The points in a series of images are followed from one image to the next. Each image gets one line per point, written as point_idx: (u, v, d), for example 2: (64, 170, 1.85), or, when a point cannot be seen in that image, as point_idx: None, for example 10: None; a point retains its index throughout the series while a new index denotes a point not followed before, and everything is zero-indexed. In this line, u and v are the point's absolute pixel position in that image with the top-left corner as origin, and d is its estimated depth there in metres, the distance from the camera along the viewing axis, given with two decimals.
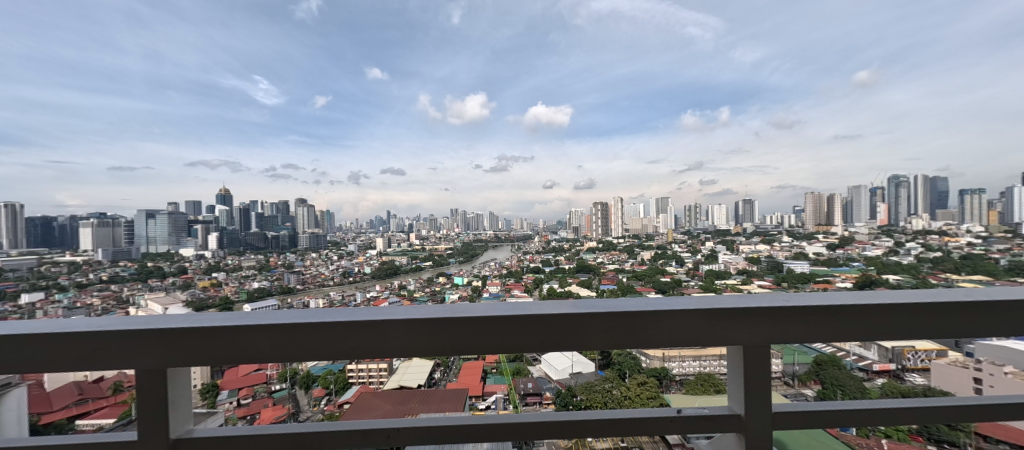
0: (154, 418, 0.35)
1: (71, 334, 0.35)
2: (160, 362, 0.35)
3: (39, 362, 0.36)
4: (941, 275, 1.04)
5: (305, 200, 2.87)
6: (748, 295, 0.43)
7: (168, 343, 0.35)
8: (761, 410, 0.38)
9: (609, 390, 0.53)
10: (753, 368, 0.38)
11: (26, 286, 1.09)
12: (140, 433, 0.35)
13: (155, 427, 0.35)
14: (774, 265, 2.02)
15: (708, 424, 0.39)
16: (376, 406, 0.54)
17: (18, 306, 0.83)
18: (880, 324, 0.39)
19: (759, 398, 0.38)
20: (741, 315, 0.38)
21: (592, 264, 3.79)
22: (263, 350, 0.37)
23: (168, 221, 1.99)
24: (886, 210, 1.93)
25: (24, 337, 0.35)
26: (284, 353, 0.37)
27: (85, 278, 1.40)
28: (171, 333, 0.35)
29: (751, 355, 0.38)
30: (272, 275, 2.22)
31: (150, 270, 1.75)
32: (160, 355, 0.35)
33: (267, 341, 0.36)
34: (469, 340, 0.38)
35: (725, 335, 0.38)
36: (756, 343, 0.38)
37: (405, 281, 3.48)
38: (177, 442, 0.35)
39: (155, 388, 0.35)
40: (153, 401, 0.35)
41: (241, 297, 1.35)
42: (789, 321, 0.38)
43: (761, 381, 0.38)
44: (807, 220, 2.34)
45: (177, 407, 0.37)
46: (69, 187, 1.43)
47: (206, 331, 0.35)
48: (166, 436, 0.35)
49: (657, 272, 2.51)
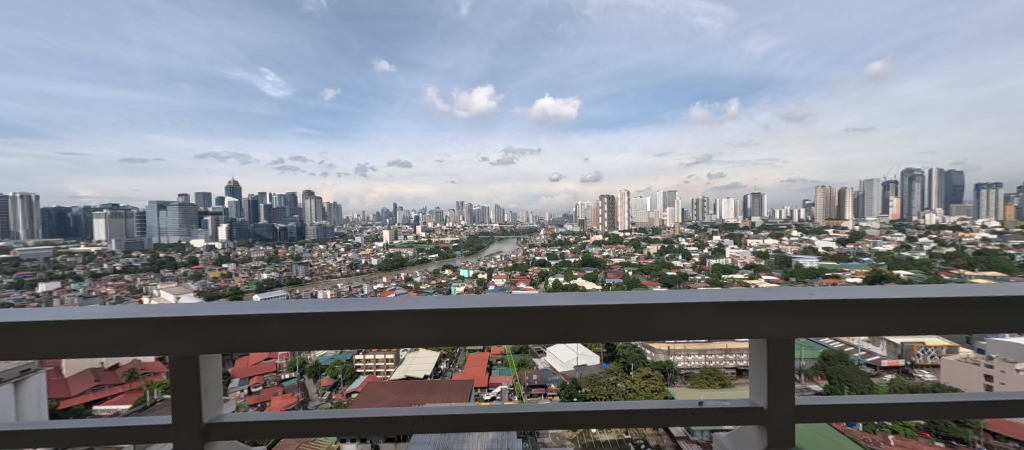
0: (187, 403, 0.36)
1: (104, 321, 0.36)
2: (190, 350, 0.36)
3: (75, 348, 0.36)
4: (951, 271, 1.00)
5: (313, 193, 3.17)
6: (768, 288, 0.42)
7: (197, 331, 0.36)
8: (784, 402, 0.38)
9: (615, 383, 0.57)
10: (776, 360, 0.38)
11: (43, 275, 1.13)
12: (175, 417, 0.36)
13: (189, 413, 0.36)
14: (781, 259, 2.00)
15: (729, 416, 0.39)
16: (383, 395, 0.57)
17: (34, 295, 0.87)
18: (901, 320, 0.38)
19: (781, 392, 0.38)
20: (761, 308, 0.37)
21: (596, 257, 3.81)
22: (285, 340, 0.37)
23: (178, 211, 2.03)
24: (897, 204, 1.88)
25: (58, 323, 0.36)
26: (305, 342, 0.38)
27: (100, 268, 1.43)
28: (196, 320, 0.36)
29: (774, 348, 0.38)
30: (280, 266, 2.37)
31: (162, 261, 1.77)
32: (189, 343, 0.36)
33: (289, 329, 0.37)
34: (488, 332, 0.38)
35: (743, 327, 0.38)
36: (779, 336, 0.38)
37: (411, 273, 3.62)
38: (210, 427, 0.37)
39: (192, 372, 0.36)
40: (185, 388, 0.36)
41: (251, 287, 1.43)
42: (812, 315, 0.37)
43: (787, 375, 0.38)
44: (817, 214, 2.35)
45: (208, 392, 0.38)
46: (83, 178, 1.45)
47: (231, 319, 0.36)
48: (198, 422, 0.36)
49: (663, 265, 2.55)
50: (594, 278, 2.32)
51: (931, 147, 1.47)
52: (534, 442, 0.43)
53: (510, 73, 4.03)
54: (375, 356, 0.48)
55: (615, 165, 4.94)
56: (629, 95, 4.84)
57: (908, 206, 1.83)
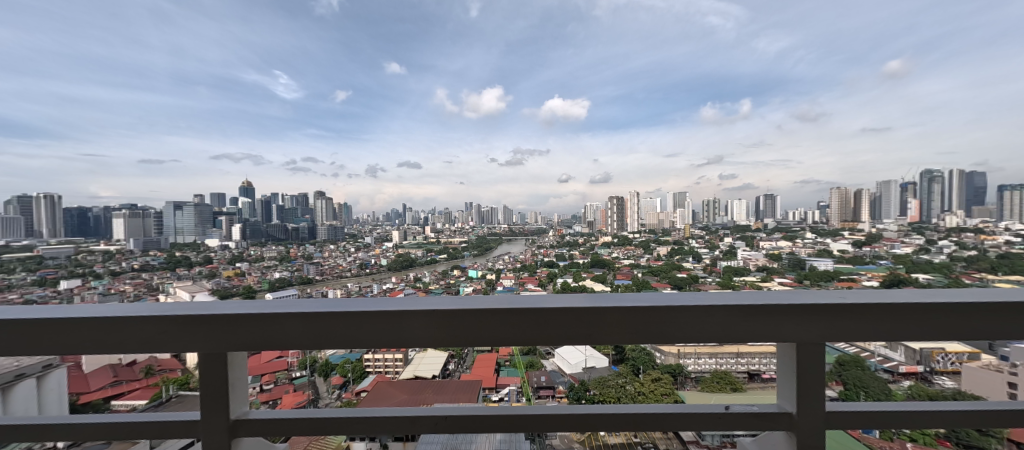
0: (215, 399, 0.37)
1: (133, 318, 0.37)
2: (219, 346, 0.37)
3: (108, 344, 0.38)
4: (974, 275, 0.97)
5: (324, 193, 3.22)
6: (795, 291, 0.41)
7: (226, 328, 0.36)
8: (813, 407, 0.37)
9: (623, 385, 0.59)
10: (806, 365, 0.37)
11: (66, 274, 1.17)
12: (203, 413, 0.37)
13: (217, 409, 0.37)
14: (795, 262, 1.95)
15: (756, 421, 0.38)
16: (392, 394, 0.58)
17: (58, 292, 0.90)
18: (935, 325, 0.37)
19: (810, 397, 0.37)
20: (788, 310, 0.37)
21: (605, 258, 3.79)
22: (307, 339, 0.38)
23: (194, 212, 2.09)
24: (916, 206, 1.83)
25: (90, 320, 0.37)
26: (328, 341, 0.38)
27: (119, 267, 1.47)
28: (222, 319, 0.37)
29: (804, 352, 0.37)
30: (293, 265, 2.41)
31: (178, 260, 1.81)
32: (217, 340, 0.37)
33: (311, 328, 0.37)
34: (511, 332, 0.38)
35: (770, 330, 0.37)
36: (808, 340, 0.37)
37: (421, 273, 3.65)
38: (237, 424, 0.37)
39: (219, 369, 0.37)
40: (213, 385, 0.37)
41: (263, 286, 1.46)
42: (842, 319, 0.36)
43: (818, 379, 0.37)
44: (831, 217, 2.31)
45: (235, 389, 0.38)
46: (103, 179, 1.49)
47: (258, 317, 0.36)
48: (226, 418, 0.37)
49: (673, 267, 2.52)
50: (604, 279, 2.31)
51: (951, 148, 1.43)
52: (541, 443, 0.44)
53: (519, 74, 4.04)
54: (382, 356, 0.49)
55: (625, 166, 4.92)
56: (638, 95, 4.82)
57: (927, 208, 1.77)
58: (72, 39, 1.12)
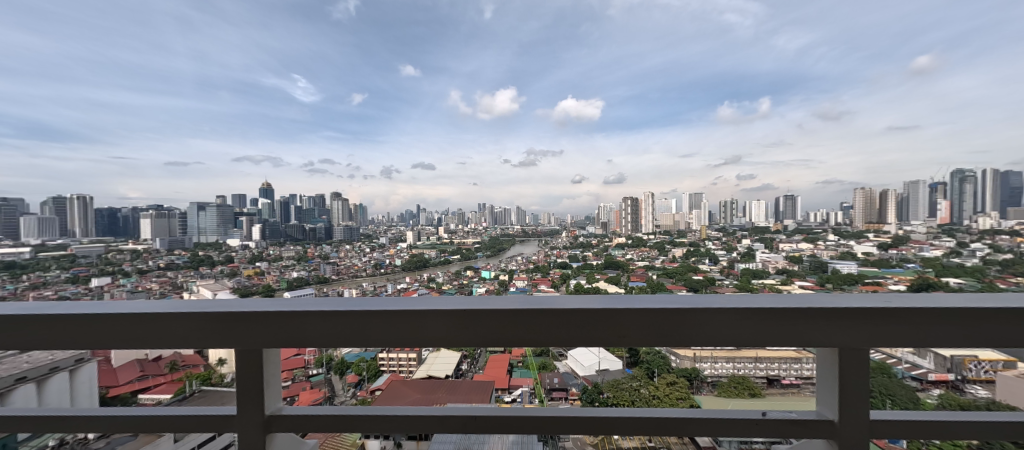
0: (251, 394, 0.38)
1: (176, 314, 0.38)
2: (254, 343, 0.38)
3: (154, 339, 0.40)
4: (1012, 280, 0.93)
5: (340, 195, 3.27)
6: (835, 294, 0.40)
7: (260, 325, 0.37)
8: (857, 416, 0.35)
9: (637, 389, 0.56)
10: (849, 371, 0.35)
11: (97, 271, 1.22)
12: (240, 408, 0.38)
13: (251, 404, 0.38)
14: (816, 264, 1.90)
15: (796, 429, 0.37)
16: (404, 394, 0.58)
17: (91, 289, 0.94)
18: (991, 331, 0.35)
19: (854, 405, 0.35)
20: (828, 314, 0.35)
21: (619, 260, 3.74)
22: (335, 337, 0.38)
23: (216, 213, 2.13)
24: (947, 207, 1.76)
25: (135, 315, 0.39)
26: (358, 339, 0.38)
27: (145, 265, 1.53)
28: (252, 316, 0.38)
29: (847, 357, 0.36)
30: (310, 265, 2.46)
31: (201, 259, 1.87)
32: (251, 337, 0.38)
33: (339, 326, 0.38)
34: (541, 333, 0.38)
35: (812, 335, 0.36)
36: (849, 346, 0.35)
37: (435, 273, 3.68)
38: (271, 420, 0.38)
39: (254, 364, 0.38)
40: (249, 380, 0.38)
41: (282, 285, 1.49)
42: (884, 322, 0.35)
43: (863, 387, 0.35)
44: (856, 218, 2.25)
45: (270, 386, 0.39)
46: (131, 181, 1.56)
47: (290, 314, 0.37)
48: (260, 413, 0.38)
49: (689, 269, 2.48)
50: (619, 281, 2.29)
51: (983, 146, 1.37)
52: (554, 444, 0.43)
53: (531, 75, 4.04)
54: (396, 355, 0.49)
55: (638, 167, 4.86)
56: (652, 94, 4.76)
57: (959, 210, 1.71)
58: (103, 47, 1.21)
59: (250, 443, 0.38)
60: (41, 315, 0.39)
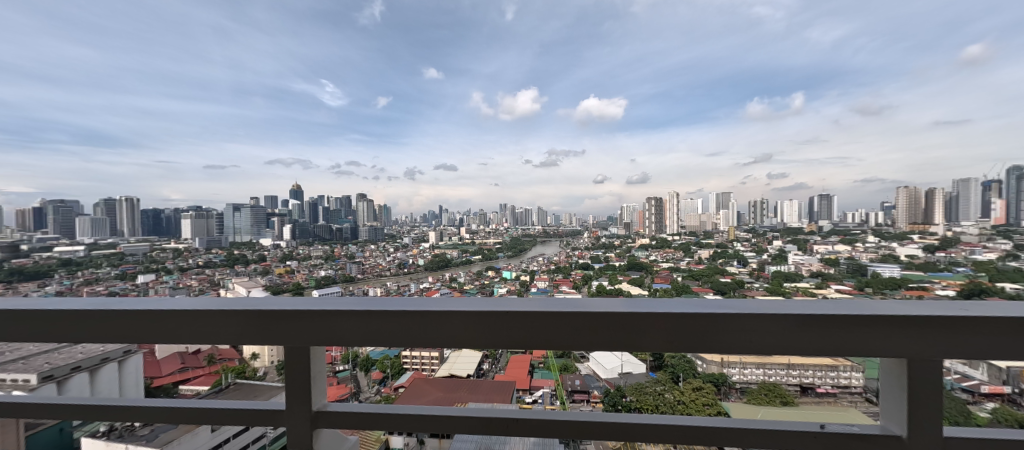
0: (300, 390, 0.40)
1: (227, 312, 0.40)
2: (301, 342, 0.39)
3: (205, 334, 0.42)
4: None
5: (365, 196, 3.35)
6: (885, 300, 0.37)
7: (308, 324, 0.39)
8: (928, 431, 0.34)
9: (662, 393, 0.57)
10: (920, 383, 0.34)
11: (143, 269, 1.30)
12: (290, 403, 0.40)
13: (301, 400, 0.40)
14: (854, 267, 1.80)
15: (859, 443, 0.35)
16: (426, 392, 0.59)
17: (140, 285, 1.01)
18: None
19: (928, 420, 0.34)
20: (880, 320, 0.33)
21: (642, 261, 3.67)
22: (379, 337, 0.39)
23: (250, 214, 2.17)
24: (1002, 207, 1.51)
25: (188, 312, 0.41)
26: (402, 339, 0.40)
27: (186, 263, 1.62)
28: (298, 316, 0.39)
29: (918, 370, 0.33)
30: (337, 264, 2.54)
31: (236, 258, 1.96)
32: (298, 336, 0.39)
33: (383, 326, 0.39)
34: (579, 337, 0.38)
35: (874, 343, 0.34)
36: (902, 357, 0.32)
37: (456, 273, 3.71)
38: (319, 415, 0.40)
39: (303, 361, 0.40)
40: (297, 376, 0.40)
41: (311, 283, 1.54)
42: (928, 331, 0.33)
43: (936, 401, 0.33)
44: (898, 219, 1.93)
45: (316, 382, 0.41)
46: (173, 183, 1.66)
47: (335, 315, 0.38)
48: (309, 408, 0.40)
49: (716, 272, 2.40)
50: (642, 283, 2.25)
51: None
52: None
53: (551, 75, 4.03)
54: (421, 353, 0.50)
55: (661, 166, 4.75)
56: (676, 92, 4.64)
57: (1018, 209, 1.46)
58: (146, 57, 1.38)
59: (299, 436, 0.40)
60: (105, 311, 0.42)
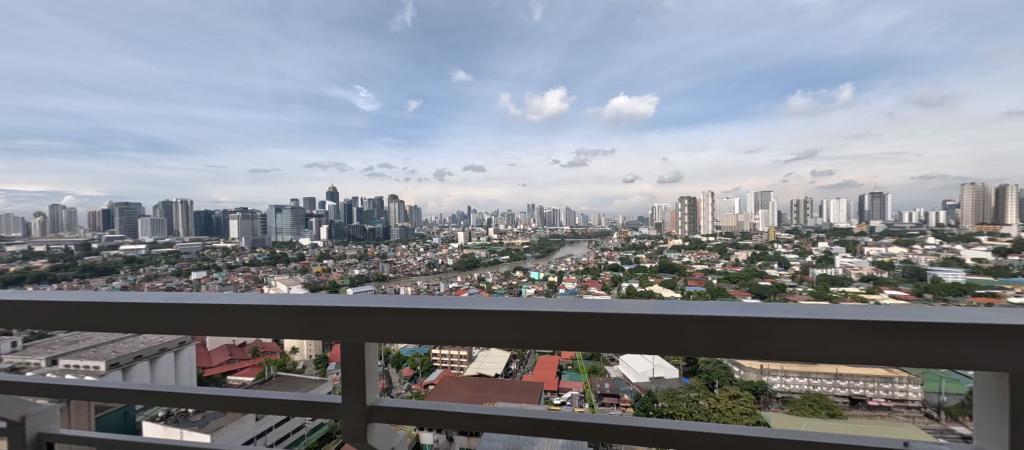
0: (356, 384, 0.42)
1: (292, 307, 0.43)
2: (358, 338, 0.42)
3: (263, 328, 0.45)
4: None
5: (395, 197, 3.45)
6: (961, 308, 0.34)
7: (366, 321, 0.41)
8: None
9: (695, 400, 0.54)
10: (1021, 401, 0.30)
11: (197, 265, 1.41)
12: (345, 397, 0.43)
13: (358, 394, 0.42)
14: (909, 271, 1.67)
15: None
16: (455, 390, 0.59)
17: (193, 280, 1.10)
18: None
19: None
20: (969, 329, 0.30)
21: (673, 263, 3.55)
22: (433, 335, 0.41)
23: (290, 214, 2.33)
24: None
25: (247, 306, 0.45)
26: (457, 338, 0.41)
27: (234, 260, 1.74)
28: (351, 312, 0.42)
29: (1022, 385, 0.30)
30: (369, 263, 2.63)
31: (278, 256, 2.08)
32: (356, 332, 0.42)
33: (440, 325, 0.41)
34: (629, 341, 0.37)
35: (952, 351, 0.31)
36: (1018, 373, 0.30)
37: (484, 273, 3.74)
38: (372, 410, 0.42)
39: (354, 357, 0.42)
40: (352, 370, 0.42)
41: (346, 281, 1.60)
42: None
43: None
44: (963, 217, 1.76)
45: (370, 378, 0.43)
46: (222, 186, 1.78)
47: (392, 312, 0.41)
48: (363, 403, 0.42)
49: (754, 275, 2.29)
50: (674, 286, 2.18)
51: None
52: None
53: None
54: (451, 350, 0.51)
55: None
56: None
57: None
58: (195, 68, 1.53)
59: (354, 429, 0.42)
60: (176, 304, 0.47)
